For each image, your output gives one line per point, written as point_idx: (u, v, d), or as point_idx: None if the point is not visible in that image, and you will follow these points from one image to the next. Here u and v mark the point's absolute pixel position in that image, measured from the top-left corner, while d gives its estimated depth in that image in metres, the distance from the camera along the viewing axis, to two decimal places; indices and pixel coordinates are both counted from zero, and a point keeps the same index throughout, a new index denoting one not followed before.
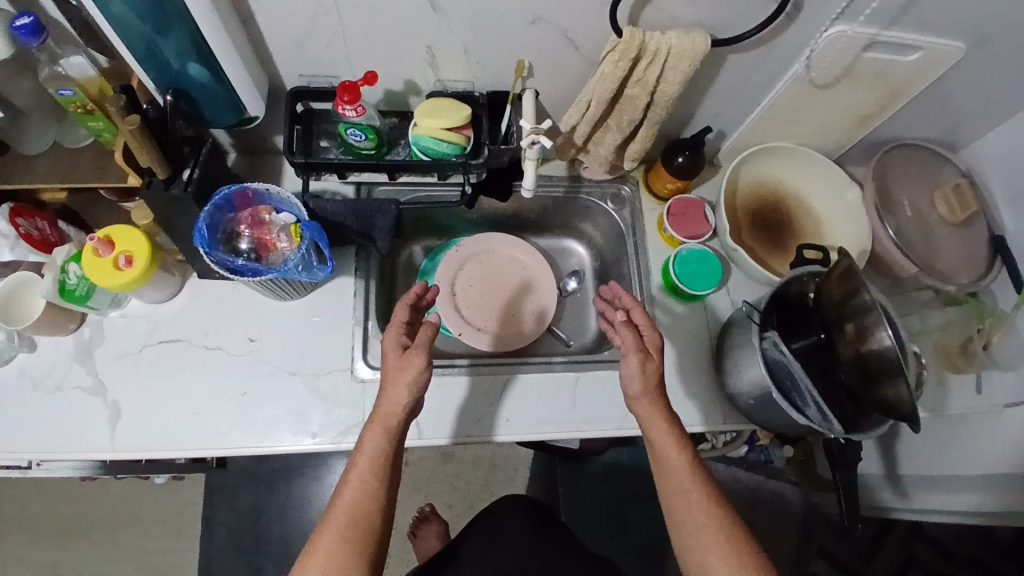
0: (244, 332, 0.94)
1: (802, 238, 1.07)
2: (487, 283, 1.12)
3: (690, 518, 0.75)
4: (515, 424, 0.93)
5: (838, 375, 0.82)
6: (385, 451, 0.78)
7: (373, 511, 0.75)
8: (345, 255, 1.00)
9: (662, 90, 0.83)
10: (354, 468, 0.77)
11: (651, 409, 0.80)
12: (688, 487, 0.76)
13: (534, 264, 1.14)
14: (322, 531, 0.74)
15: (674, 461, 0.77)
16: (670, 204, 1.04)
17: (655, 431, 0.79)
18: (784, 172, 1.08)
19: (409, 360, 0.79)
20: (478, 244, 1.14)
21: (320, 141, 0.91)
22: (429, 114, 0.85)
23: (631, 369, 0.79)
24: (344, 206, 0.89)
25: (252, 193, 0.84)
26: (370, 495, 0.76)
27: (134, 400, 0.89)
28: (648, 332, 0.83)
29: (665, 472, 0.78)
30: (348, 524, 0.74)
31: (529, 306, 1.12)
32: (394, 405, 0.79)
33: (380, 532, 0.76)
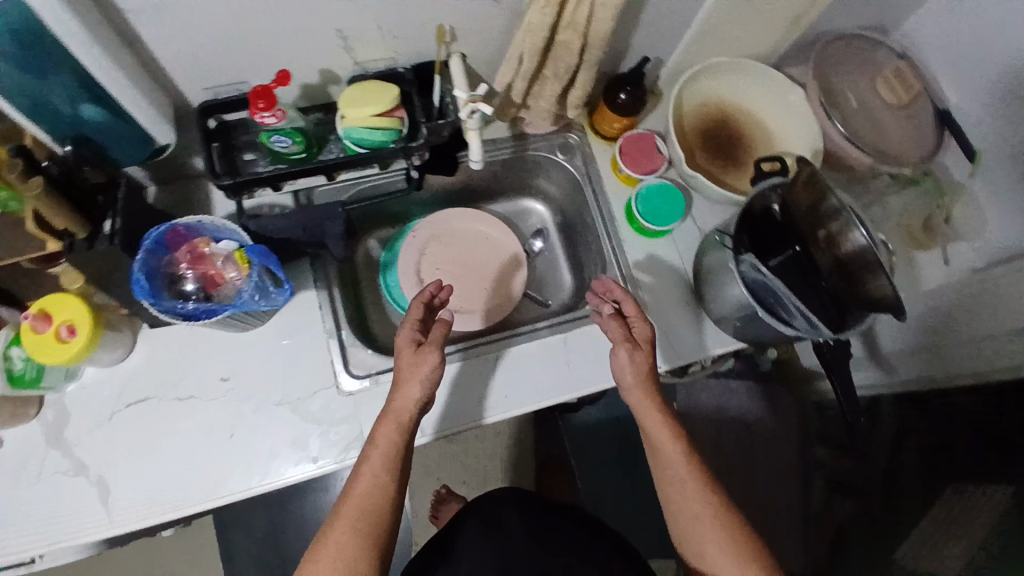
0: (216, 373, 0.89)
1: (754, 150, 1.06)
2: (455, 262, 1.09)
3: (687, 507, 0.76)
4: (504, 400, 0.92)
5: (822, 280, 0.82)
6: (400, 442, 0.77)
7: (384, 502, 0.74)
8: (300, 268, 0.94)
9: (594, 30, 0.78)
10: (366, 458, 0.76)
11: (643, 402, 0.80)
12: (684, 478, 0.77)
13: (496, 232, 1.11)
14: (332, 523, 0.72)
15: (669, 455, 0.78)
16: (620, 144, 1.01)
17: (649, 423, 0.80)
18: (725, 87, 1.07)
19: (424, 356, 0.78)
20: (436, 224, 1.10)
21: (243, 155, 0.84)
22: (357, 103, 0.79)
23: (621, 360, 0.80)
24: (288, 220, 0.83)
25: (183, 230, 0.77)
26: (381, 485, 0.75)
27: (121, 471, 0.84)
28: (638, 324, 0.83)
29: (662, 466, 0.79)
30: (358, 516, 0.72)
31: (502, 277, 1.09)
32: (407, 404, 0.77)
33: (390, 521, 0.75)
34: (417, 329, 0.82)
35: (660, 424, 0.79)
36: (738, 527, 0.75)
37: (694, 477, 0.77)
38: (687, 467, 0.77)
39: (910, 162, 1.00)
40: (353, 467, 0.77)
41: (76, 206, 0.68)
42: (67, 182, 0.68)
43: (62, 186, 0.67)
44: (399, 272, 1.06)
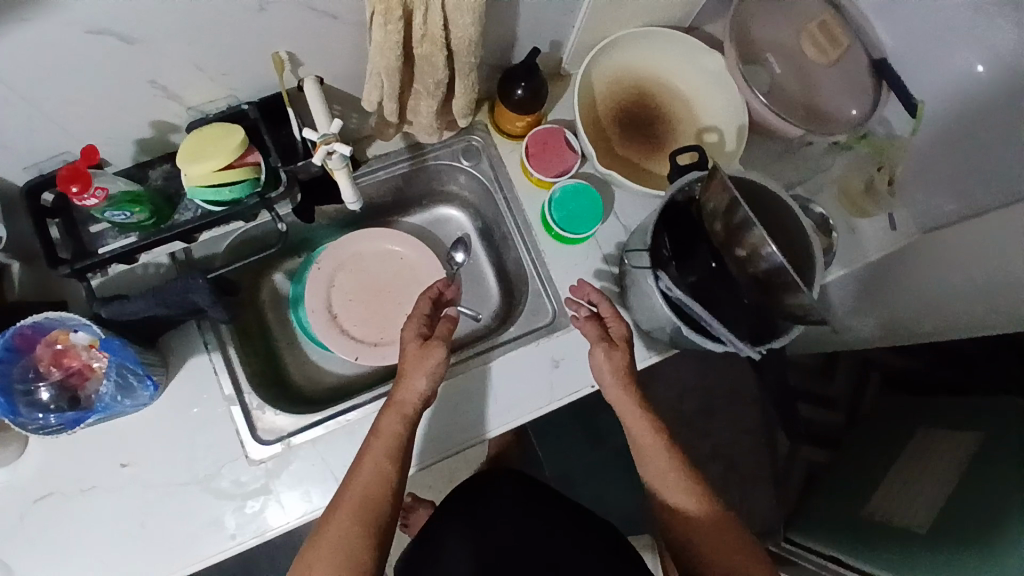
0: (113, 459, 0.82)
1: (676, 127, 0.96)
2: (369, 290, 1.01)
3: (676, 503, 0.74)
4: (501, 412, 0.88)
5: (743, 297, 0.74)
6: (404, 434, 0.77)
7: (383, 492, 0.73)
8: (187, 332, 0.85)
9: (456, 36, 0.66)
10: (370, 452, 0.75)
11: (625, 402, 0.77)
12: (665, 471, 0.74)
13: (410, 250, 1.02)
14: (332, 512, 0.71)
15: (651, 455, 0.75)
16: (526, 144, 0.91)
17: (633, 422, 0.77)
18: (636, 60, 0.96)
19: (428, 353, 0.79)
20: (341, 253, 1.01)
21: (89, 227, 0.75)
22: (194, 159, 0.67)
23: (597, 361, 0.78)
24: (144, 300, 0.72)
25: (31, 332, 0.68)
26: (381, 474, 0.74)
27: (32, 574, 0.79)
28: (614, 323, 0.79)
29: (647, 465, 0.76)
30: (360, 504, 0.72)
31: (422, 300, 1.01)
32: (411, 398, 0.78)
33: (391, 505, 0.74)
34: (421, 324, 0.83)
35: (643, 422, 0.76)
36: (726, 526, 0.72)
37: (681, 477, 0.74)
38: (671, 465, 0.74)
39: (846, 124, 0.91)
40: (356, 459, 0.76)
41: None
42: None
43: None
44: (308, 309, 0.97)
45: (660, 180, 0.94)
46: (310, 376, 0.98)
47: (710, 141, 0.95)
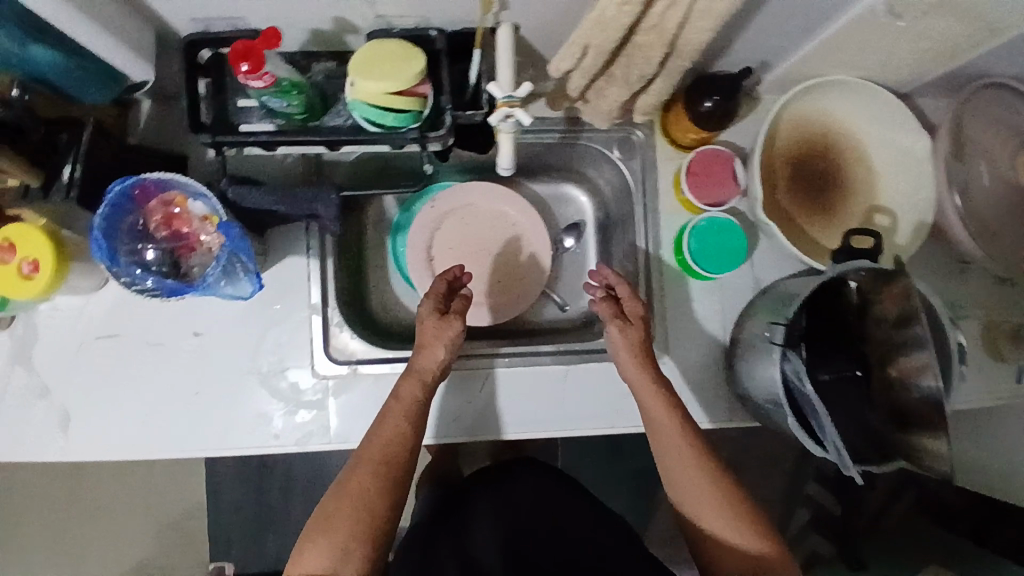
0: (187, 326, 0.83)
1: (849, 197, 0.87)
2: (471, 246, 0.97)
3: (714, 524, 0.69)
4: (524, 420, 0.85)
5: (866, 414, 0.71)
6: (421, 400, 0.78)
7: (401, 447, 0.75)
8: (294, 230, 0.85)
9: (687, 39, 0.60)
10: (388, 413, 0.76)
11: (659, 412, 0.74)
12: (685, 461, 0.72)
13: (525, 222, 0.97)
14: (354, 470, 0.72)
15: (686, 473, 0.71)
16: (690, 160, 0.84)
17: (666, 434, 0.73)
18: (835, 113, 0.87)
19: (448, 326, 0.80)
20: (458, 199, 0.96)
21: (236, 99, 0.69)
22: (370, 76, 0.63)
23: (614, 339, 0.78)
24: (271, 195, 0.70)
25: (152, 185, 0.67)
26: (398, 431, 0.75)
27: (83, 402, 0.82)
28: (636, 310, 0.78)
29: (681, 483, 0.71)
30: (379, 460, 0.73)
31: (518, 275, 0.97)
32: (430, 367, 0.79)
33: (410, 464, 0.75)
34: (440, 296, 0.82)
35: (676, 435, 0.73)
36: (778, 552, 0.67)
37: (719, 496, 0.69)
38: (705, 480, 0.70)
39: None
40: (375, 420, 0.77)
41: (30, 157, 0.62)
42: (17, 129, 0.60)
43: (12, 132, 0.60)
44: (408, 241, 0.95)
45: (812, 246, 0.86)
46: (387, 305, 0.97)
47: (879, 225, 0.86)
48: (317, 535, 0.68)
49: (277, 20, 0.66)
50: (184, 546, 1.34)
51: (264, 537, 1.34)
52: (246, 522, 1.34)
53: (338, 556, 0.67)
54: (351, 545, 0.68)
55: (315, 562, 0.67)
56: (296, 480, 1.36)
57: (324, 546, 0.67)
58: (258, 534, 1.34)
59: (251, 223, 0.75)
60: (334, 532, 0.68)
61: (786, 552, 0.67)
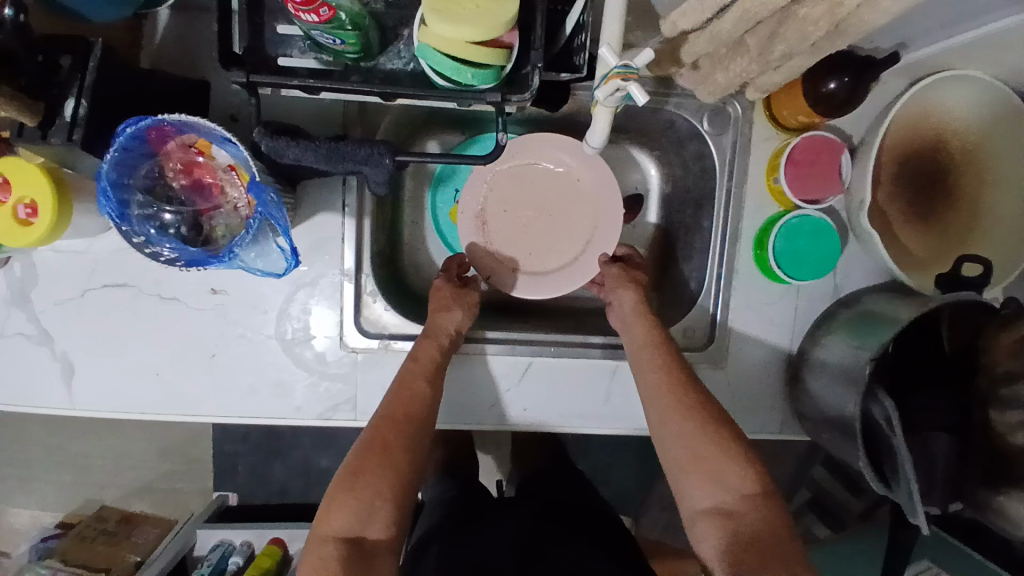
0: (203, 281, 0.74)
1: (956, 204, 0.77)
2: (530, 203, 0.84)
3: (718, 472, 0.62)
4: (540, 415, 0.79)
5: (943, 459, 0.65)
6: (441, 361, 0.70)
7: (423, 406, 0.66)
8: (328, 181, 0.73)
9: (861, 19, 0.48)
10: (406, 376, 0.68)
11: (651, 357, 0.70)
12: (684, 424, 0.64)
13: (590, 175, 0.82)
14: (376, 429, 0.63)
15: (678, 415, 0.65)
16: (794, 146, 0.72)
17: (655, 378, 0.68)
18: (962, 105, 0.75)
19: (467, 294, 0.77)
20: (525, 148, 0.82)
21: (276, 24, 0.57)
22: (451, 19, 0.50)
23: (619, 300, 0.76)
24: (314, 154, 0.58)
25: (171, 128, 0.55)
26: (417, 391, 0.67)
27: (85, 353, 0.74)
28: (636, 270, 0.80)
29: (673, 429, 0.65)
30: (392, 416, 0.64)
31: (578, 244, 0.83)
32: (448, 327, 0.73)
33: (430, 424, 0.67)
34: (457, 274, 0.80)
35: (667, 376, 0.68)
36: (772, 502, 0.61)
37: (716, 437, 0.63)
38: (697, 423, 0.64)
39: None
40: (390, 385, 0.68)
41: (25, 88, 0.49)
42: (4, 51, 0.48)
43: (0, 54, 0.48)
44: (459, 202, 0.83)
45: (904, 257, 0.77)
46: (422, 268, 0.88)
47: (983, 241, 0.76)
48: (341, 493, 0.59)
49: None
50: (187, 470, 1.31)
51: (267, 470, 1.31)
52: (249, 455, 1.31)
53: (363, 517, 0.59)
54: (378, 505, 0.59)
55: (338, 523, 0.58)
56: None
57: (347, 505, 0.58)
58: (260, 466, 1.31)
59: (284, 177, 0.63)
60: (362, 492, 0.59)
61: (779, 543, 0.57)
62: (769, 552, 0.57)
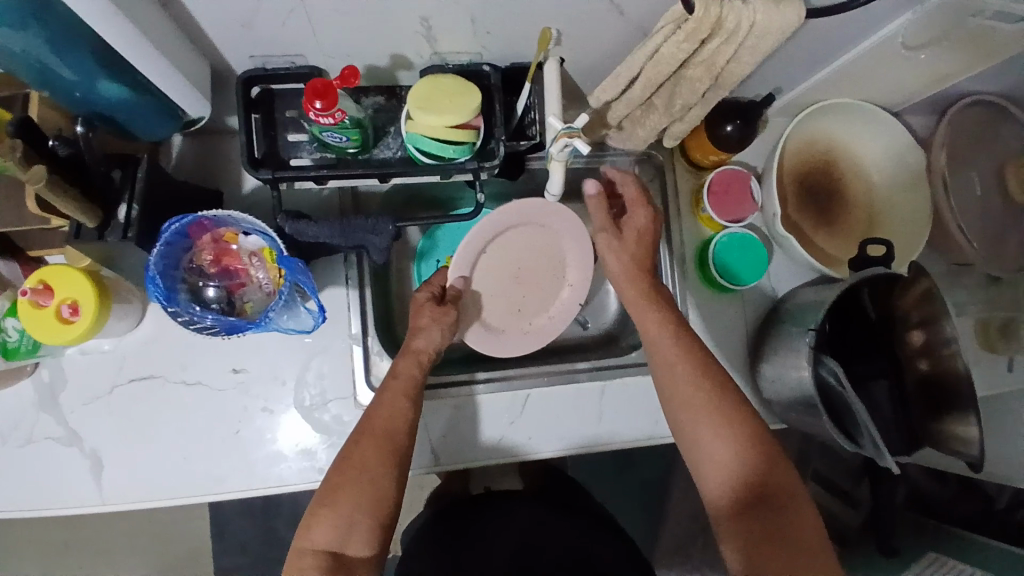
0: (225, 362, 0.82)
1: (851, 209, 0.95)
2: (506, 275, 0.92)
3: (732, 463, 0.67)
4: (544, 439, 0.88)
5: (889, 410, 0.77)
6: (420, 378, 0.77)
7: (403, 422, 0.73)
8: (331, 260, 0.85)
9: (730, 70, 0.65)
10: (388, 393, 0.74)
11: (676, 358, 0.73)
12: (713, 432, 0.68)
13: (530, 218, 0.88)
14: (355, 443, 0.70)
15: (706, 410, 0.69)
16: (711, 180, 0.89)
17: (683, 376, 0.72)
18: (835, 130, 0.94)
19: (445, 312, 0.82)
20: (474, 243, 0.86)
21: (286, 134, 0.70)
22: (432, 109, 0.65)
23: (603, 247, 0.82)
24: (329, 229, 0.69)
25: (209, 222, 0.66)
26: (398, 408, 0.73)
27: (113, 446, 0.79)
28: (633, 241, 0.81)
29: (697, 423, 0.69)
30: (377, 433, 0.71)
31: (561, 259, 0.94)
32: (427, 347, 0.80)
33: (410, 437, 0.73)
34: (438, 288, 0.86)
35: (696, 377, 0.71)
36: (800, 506, 0.64)
37: (741, 436, 0.67)
38: (727, 430, 0.68)
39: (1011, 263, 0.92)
40: (373, 400, 0.75)
41: (89, 195, 0.60)
42: (76, 163, 0.60)
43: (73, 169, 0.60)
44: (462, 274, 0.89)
45: (821, 256, 0.93)
46: None
47: (882, 234, 0.94)
48: (323, 510, 0.66)
49: (333, 58, 0.67)
50: None
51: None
52: (253, 563, 1.29)
53: (342, 531, 0.65)
54: (357, 518, 0.66)
55: (321, 537, 0.65)
56: (303, 513, 1.30)
57: (329, 521, 0.65)
58: (266, 571, 1.29)
59: (302, 254, 0.75)
60: (340, 506, 0.66)
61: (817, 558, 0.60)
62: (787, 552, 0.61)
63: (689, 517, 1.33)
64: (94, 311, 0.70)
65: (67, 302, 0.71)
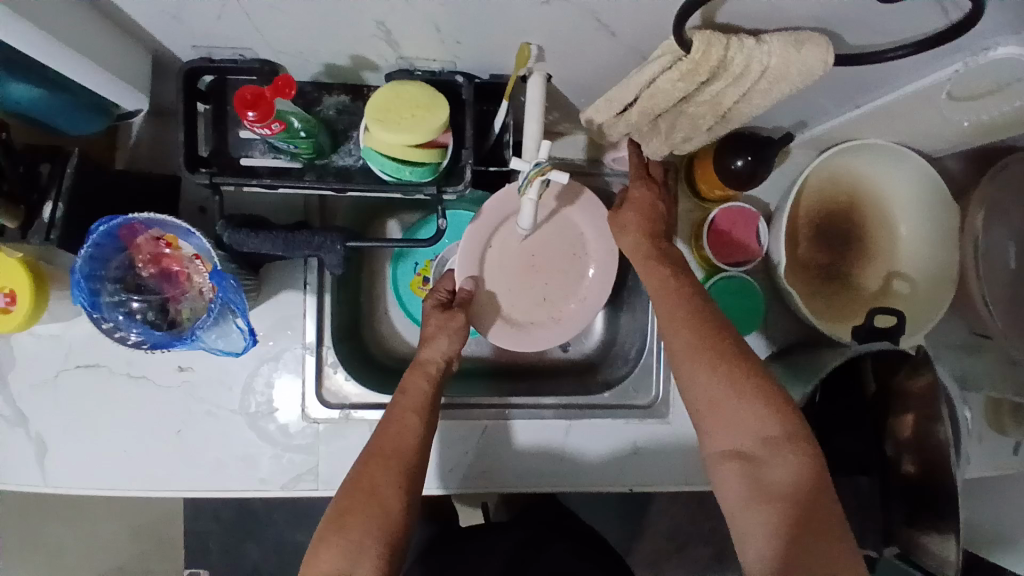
0: (171, 360, 0.78)
1: (869, 261, 0.85)
2: (521, 267, 0.84)
3: (765, 478, 0.57)
4: (510, 478, 0.82)
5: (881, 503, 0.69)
6: (432, 393, 0.73)
7: (413, 440, 0.69)
8: (292, 262, 0.80)
9: (739, 111, 0.56)
10: (397, 410, 0.71)
11: (690, 350, 0.62)
12: (729, 378, 0.60)
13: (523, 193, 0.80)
14: (364, 465, 0.66)
15: (732, 406, 0.59)
16: (713, 217, 0.80)
17: (704, 368, 0.61)
18: (862, 170, 0.84)
19: (453, 318, 0.77)
20: (479, 232, 0.79)
21: (237, 129, 0.65)
22: (388, 127, 0.57)
23: (622, 235, 0.74)
24: (271, 245, 0.64)
25: (140, 225, 0.61)
26: (407, 424, 0.70)
27: (57, 434, 0.77)
28: (633, 213, 0.74)
29: (724, 422, 0.59)
30: (386, 452, 0.67)
31: (575, 232, 0.85)
32: (435, 358, 0.76)
33: (423, 456, 0.69)
34: (445, 294, 0.81)
35: (718, 368, 0.60)
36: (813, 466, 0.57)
37: (758, 391, 0.59)
38: (747, 380, 0.60)
39: None
40: (380, 421, 0.71)
41: (9, 194, 0.56)
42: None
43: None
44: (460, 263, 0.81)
45: (828, 311, 0.84)
46: (383, 338, 0.93)
47: (899, 291, 0.84)
48: (330, 535, 0.62)
49: (286, 54, 0.60)
50: (159, 550, 1.30)
51: (240, 548, 1.30)
52: (222, 530, 1.30)
53: (351, 561, 0.61)
54: (366, 545, 0.62)
55: (328, 564, 0.60)
56: None
57: (335, 548, 0.61)
58: (231, 542, 1.30)
59: (245, 261, 0.69)
60: (349, 532, 0.62)
61: (827, 518, 0.55)
62: (802, 516, 0.55)
63: (664, 540, 1.29)
64: (32, 301, 0.67)
65: (4, 291, 0.67)
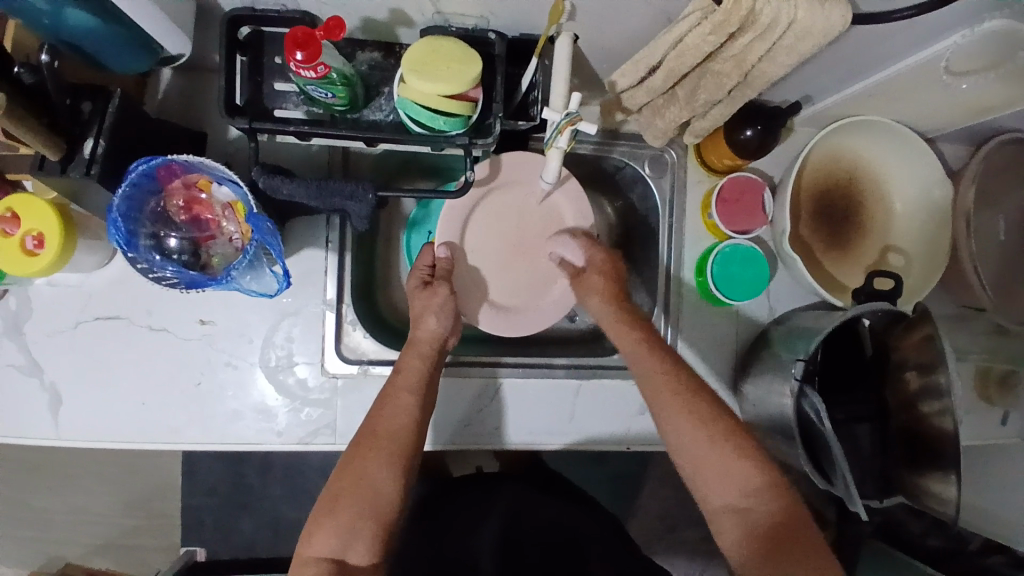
0: (192, 312, 0.79)
1: (866, 234, 0.89)
2: (506, 252, 0.85)
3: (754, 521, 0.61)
4: (523, 433, 0.85)
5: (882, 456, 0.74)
6: (426, 374, 0.74)
7: (405, 420, 0.70)
8: (315, 219, 0.82)
9: (763, 70, 0.60)
10: (388, 389, 0.72)
11: (677, 407, 0.67)
12: (701, 427, 0.66)
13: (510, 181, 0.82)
14: (357, 446, 0.69)
15: (717, 460, 0.64)
16: (722, 186, 0.84)
17: (681, 418, 0.67)
18: (858, 147, 0.88)
19: (436, 292, 0.77)
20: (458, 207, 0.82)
21: (272, 81, 0.66)
22: (424, 76, 0.60)
23: (594, 307, 0.79)
24: (305, 191, 0.65)
25: (178, 167, 0.63)
26: (401, 404, 0.71)
27: (72, 384, 0.77)
28: (598, 275, 0.80)
29: (710, 479, 0.64)
30: (377, 435, 0.69)
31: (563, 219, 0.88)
32: (426, 337, 0.76)
33: (418, 443, 0.71)
34: (427, 269, 0.80)
35: (697, 418, 0.66)
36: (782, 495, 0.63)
37: (727, 438, 0.65)
38: (721, 428, 0.66)
39: None
40: (376, 400, 0.72)
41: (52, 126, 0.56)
42: (39, 93, 0.55)
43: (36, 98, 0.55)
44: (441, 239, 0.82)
45: (828, 280, 0.88)
46: (396, 301, 0.94)
47: (893, 264, 0.88)
48: (322, 518, 0.65)
49: (326, 6, 0.63)
50: (152, 525, 1.28)
51: (234, 523, 1.28)
52: (216, 505, 1.28)
53: (345, 538, 0.64)
54: (359, 526, 0.65)
55: (320, 545, 0.64)
56: (272, 464, 1.29)
57: (329, 530, 0.64)
58: (226, 517, 1.29)
59: (273, 210, 0.71)
60: (341, 513, 0.65)
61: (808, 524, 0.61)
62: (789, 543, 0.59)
63: (659, 520, 1.31)
64: (60, 242, 0.67)
65: (33, 234, 0.68)
